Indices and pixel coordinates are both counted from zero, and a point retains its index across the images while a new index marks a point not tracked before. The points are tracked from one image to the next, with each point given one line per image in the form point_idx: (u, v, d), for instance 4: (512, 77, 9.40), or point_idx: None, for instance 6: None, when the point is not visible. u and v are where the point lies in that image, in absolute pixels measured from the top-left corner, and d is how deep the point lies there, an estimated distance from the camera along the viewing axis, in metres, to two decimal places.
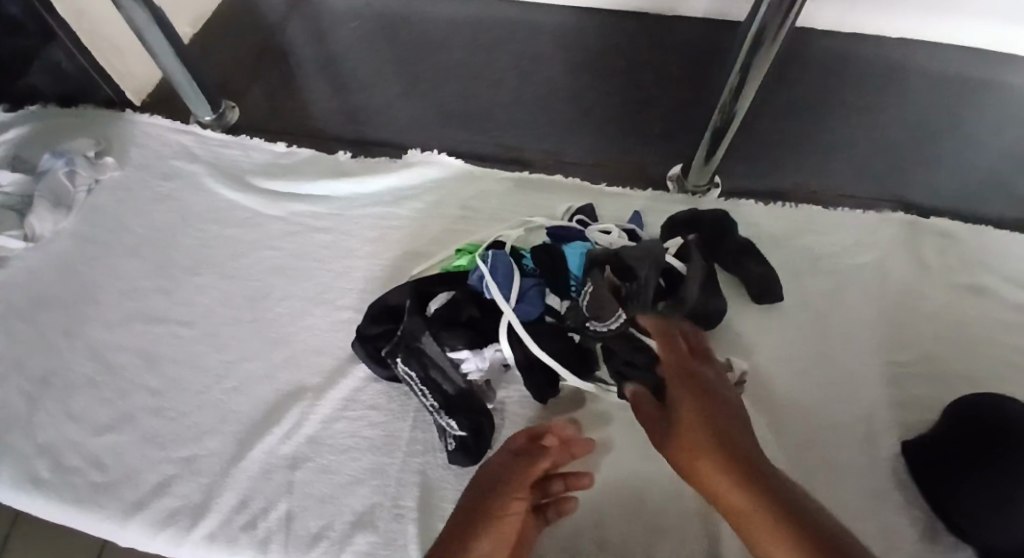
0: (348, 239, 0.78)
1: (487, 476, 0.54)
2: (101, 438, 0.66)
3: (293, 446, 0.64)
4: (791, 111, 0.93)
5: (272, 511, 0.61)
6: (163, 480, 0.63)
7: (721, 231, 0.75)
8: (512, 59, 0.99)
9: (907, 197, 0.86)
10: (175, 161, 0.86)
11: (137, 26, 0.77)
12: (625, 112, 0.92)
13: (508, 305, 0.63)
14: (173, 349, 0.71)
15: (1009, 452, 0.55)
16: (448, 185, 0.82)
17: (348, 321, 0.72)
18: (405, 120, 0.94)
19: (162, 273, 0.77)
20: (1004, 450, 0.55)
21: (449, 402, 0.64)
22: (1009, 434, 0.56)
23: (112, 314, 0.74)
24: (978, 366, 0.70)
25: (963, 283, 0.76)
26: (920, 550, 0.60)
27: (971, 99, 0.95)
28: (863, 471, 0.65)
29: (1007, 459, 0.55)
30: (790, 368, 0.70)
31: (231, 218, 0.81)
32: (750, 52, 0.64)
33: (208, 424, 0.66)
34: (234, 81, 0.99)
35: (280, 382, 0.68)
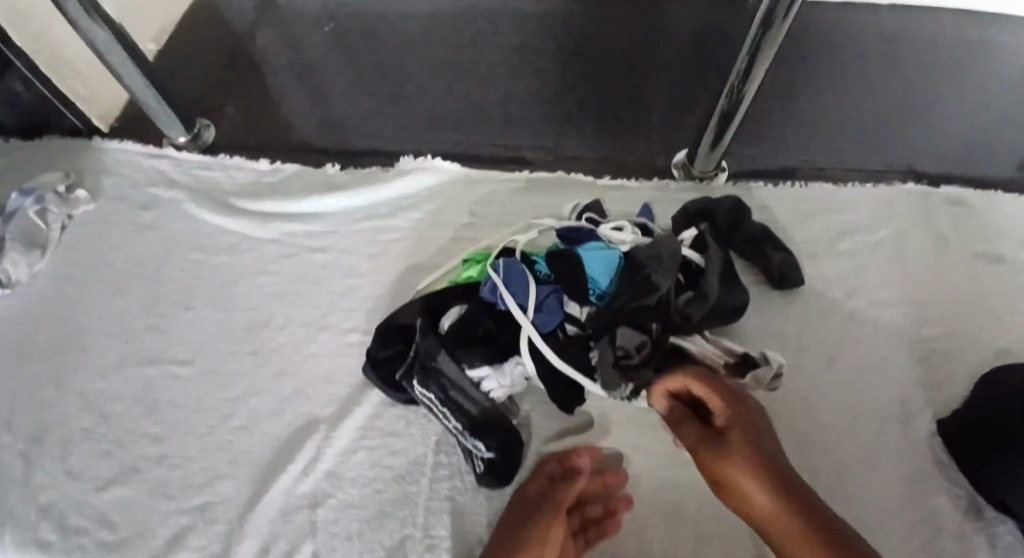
0: (347, 258, 0.74)
1: (525, 503, 0.57)
2: (105, 492, 0.62)
3: (312, 483, 0.61)
4: (789, 87, 0.91)
5: (298, 554, 0.57)
6: (177, 532, 0.59)
7: (736, 218, 0.72)
8: (498, 53, 0.95)
9: (915, 166, 0.84)
10: (151, 188, 0.81)
11: (99, 46, 0.72)
12: (621, 101, 0.89)
13: (526, 316, 0.60)
14: (173, 390, 0.67)
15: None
16: (447, 192, 0.78)
17: (357, 344, 0.68)
18: (392, 125, 0.89)
19: (152, 309, 0.72)
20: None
21: (473, 423, 0.60)
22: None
23: (103, 359, 0.69)
24: (1005, 336, 0.69)
25: (981, 251, 0.74)
26: (967, 529, 0.59)
27: (962, 65, 0.95)
28: (902, 453, 0.63)
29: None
30: (819, 354, 0.68)
31: (219, 244, 0.76)
32: (758, 35, 0.61)
33: (219, 468, 0.62)
34: (207, 97, 0.93)
35: (291, 415, 0.65)
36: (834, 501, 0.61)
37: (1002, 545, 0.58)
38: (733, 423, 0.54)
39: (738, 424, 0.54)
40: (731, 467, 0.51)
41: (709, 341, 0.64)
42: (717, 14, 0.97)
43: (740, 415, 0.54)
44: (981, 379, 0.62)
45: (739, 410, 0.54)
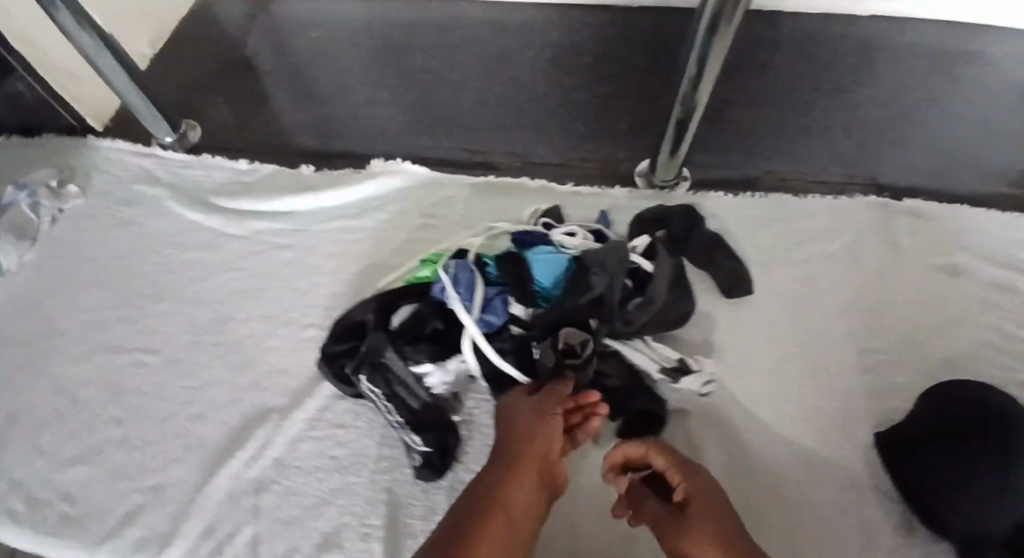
0: (312, 256, 0.77)
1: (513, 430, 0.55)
2: (69, 470, 0.66)
3: (259, 469, 0.64)
4: (760, 97, 0.92)
5: (239, 536, 0.60)
6: (131, 510, 0.63)
7: (690, 226, 0.73)
8: (477, 63, 0.98)
9: (879, 179, 0.84)
10: (137, 186, 0.85)
11: (87, 51, 0.76)
12: (590, 110, 0.92)
13: (470, 317, 0.62)
14: (139, 377, 0.71)
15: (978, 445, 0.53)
16: (413, 194, 0.81)
17: (313, 339, 0.71)
18: (369, 130, 0.93)
19: (127, 301, 0.76)
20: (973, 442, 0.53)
21: (414, 417, 0.62)
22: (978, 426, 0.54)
23: (78, 345, 0.74)
24: (957, 349, 0.68)
25: (939, 265, 0.74)
26: (902, 544, 0.58)
27: (942, 77, 0.94)
28: (842, 464, 0.63)
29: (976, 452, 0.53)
30: (762, 361, 0.69)
31: (193, 240, 0.80)
32: (704, 41, 0.62)
33: (175, 452, 0.66)
34: (198, 100, 0.98)
35: (245, 404, 0.68)
36: (769, 507, 0.60)
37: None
38: (690, 496, 0.52)
39: (697, 501, 0.51)
40: (686, 541, 0.49)
41: (651, 347, 0.66)
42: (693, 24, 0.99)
43: (697, 490, 0.52)
44: (925, 394, 0.61)
45: (695, 486, 0.52)
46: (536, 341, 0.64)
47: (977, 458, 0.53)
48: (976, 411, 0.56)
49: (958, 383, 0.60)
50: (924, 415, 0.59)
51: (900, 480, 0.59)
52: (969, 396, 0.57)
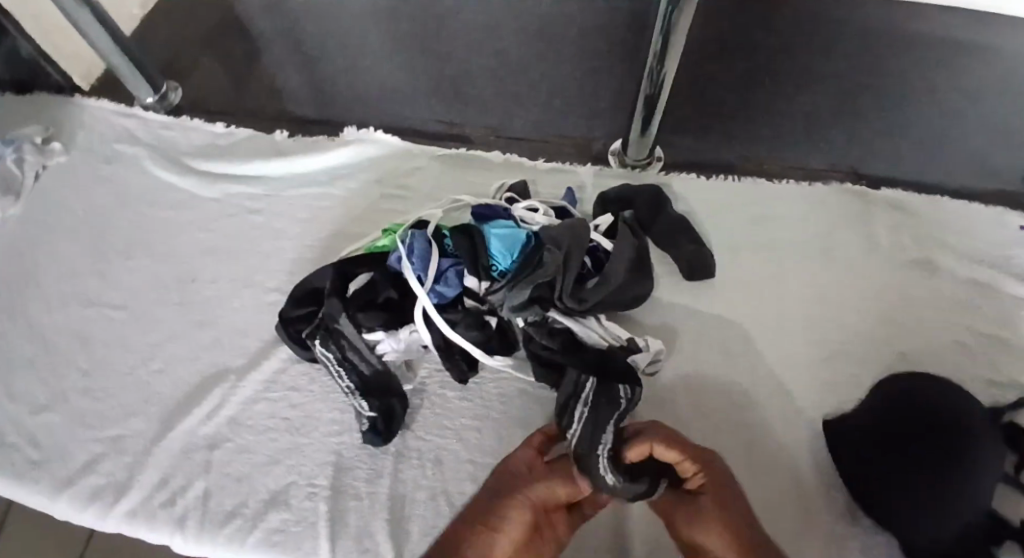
0: (280, 220, 0.78)
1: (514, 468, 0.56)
2: (35, 416, 0.68)
3: (213, 426, 0.66)
4: (746, 79, 0.90)
5: (190, 489, 0.62)
6: (91, 459, 0.65)
7: (654, 209, 0.73)
8: (461, 33, 0.98)
9: (859, 167, 0.82)
10: (117, 144, 0.87)
11: (66, 9, 0.77)
12: (570, 86, 0.91)
13: (422, 287, 0.63)
14: (106, 331, 0.73)
15: (929, 444, 0.52)
16: (383, 163, 0.81)
17: (274, 303, 0.73)
18: (348, 97, 0.93)
19: (100, 256, 0.78)
20: (926, 441, 0.52)
21: (364, 383, 0.64)
22: (933, 427, 0.52)
23: (51, 297, 0.76)
24: (918, 342, 0.67)
25: (910, 256, 0.72)
26: (838, 534, 0.58)
27: (940, 66, 0.92)
28: (786, 450, 0.62)
29: (926, 450, 0.51)
30: (717, 344, 0.68)
31: (167, 201, 0.81)
32: (668, 10, 0.60)
33: (135, 405, 0.68)
34: (183, 61, 0.99)
35: (204, 362, 0.70)
36: None
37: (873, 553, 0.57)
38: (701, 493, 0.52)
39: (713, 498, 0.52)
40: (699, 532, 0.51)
41: (603, 327, 0.65)
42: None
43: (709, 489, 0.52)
44: (885, 383, 0.59)
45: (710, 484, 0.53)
46: (588, 376, 0.59)
47: (935, 462, 0.51)
48: (947, 427, 0.52)
49: (932, 389, 0.55)
50: (890, 420, 0.55)
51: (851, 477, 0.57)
52: (931, 392, 0.55)
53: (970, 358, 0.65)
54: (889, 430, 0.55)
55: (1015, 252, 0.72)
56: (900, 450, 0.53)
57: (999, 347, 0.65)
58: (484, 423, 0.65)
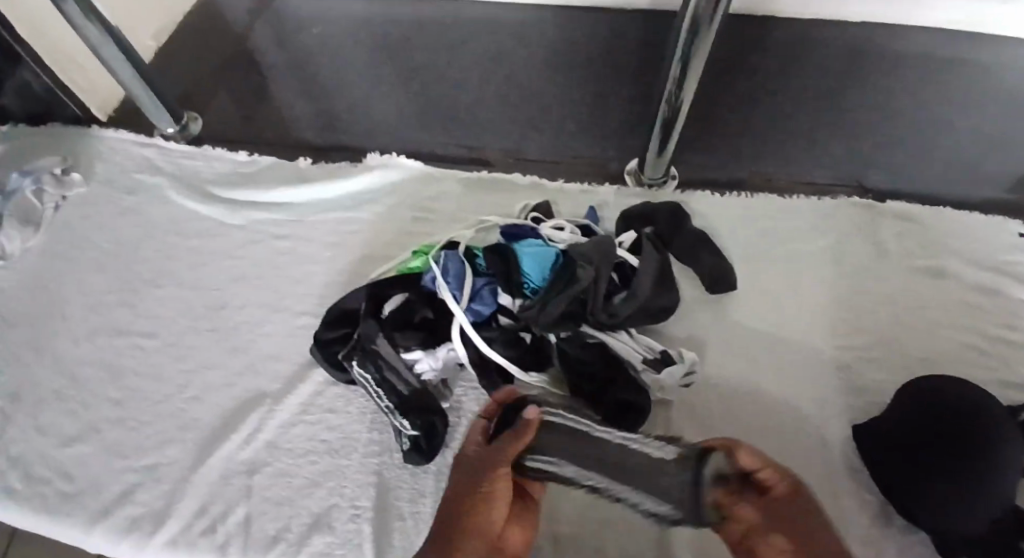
0: (307, 245, 0.79)
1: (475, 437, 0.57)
2: (67, 448, 0.68)
3: (251, 452, 0.65)
4: (750, 99, 0.94)
5: (231, 516, 0.62)
6: (127, 489, 0.64)
7: (675, 224, 0.74)
8: (473, 61, 1.01)
9: (864, 182, 0.86)
10: (138, 174, 0.88)
11: (93, 43, 0.79)
12: (583, 110, 0.94)
13: (459, 306, 0.64)
14: (137, 359, 0.73)
15: (939, 457, 0.53)
16: (407, 187, 0.83)
17: (306, 327, 0.73)
18: (367, 124, 0.95)
19: (127, 285, 0.79)
20: (935, 453, 0.53)
21: (403, 402, 0.64)
22: (947, 440, 0.53)
23: (78, 328, 0.76)
24: (936, 347, 0.69)
25: (921, 265, 0.75)
26: (875, 534, 0.59)
27: (932, 83, 0.97)
28: (817, 454, 0.64)
29: (936, 464, 0.53)
30: (744, 354, 0.70)
31: (192, 229, 0.82)
32: (688, 41, 0.63)
33: (169, 433, 0.67)
34: (200, 91, 1.01)
35: (239, 388, 0.70)
36: None
37: (908, 552, 0.58)
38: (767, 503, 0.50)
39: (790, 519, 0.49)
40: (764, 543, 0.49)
41: (634, 339, 0.67)
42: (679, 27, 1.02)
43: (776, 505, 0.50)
44: (907, 387, 0.60)
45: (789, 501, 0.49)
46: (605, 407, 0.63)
47: (945, 476, 0.53)
48: (960, 438, 0.53)
49: (948, 398, 0.55)
50: (900, 427, 0.57)
51: (874, 479, 0.61)
52: (947, 402, 0.55)
53: (985, 359, 0.68)
54: (904, 440, 0.57)
55: (1018, 257, 0.75)
56: (910, 457, 0.56)
57: (1012, 349, 0.68)
58: None
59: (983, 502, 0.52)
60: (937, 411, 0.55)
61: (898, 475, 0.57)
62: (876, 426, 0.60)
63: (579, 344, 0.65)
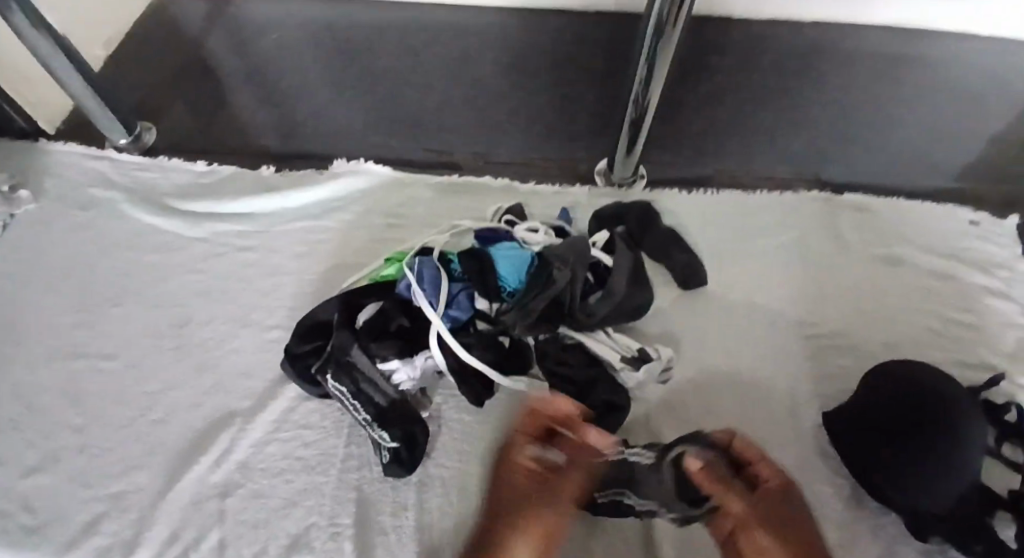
0: (275, 257, 0.77)
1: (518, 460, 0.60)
2: (23, 481, 0.64)
3: (223, 473, 0.63)
4: (712, 97, 0.96)
5: (204, 541, 0.59)
6: (91, 520, 0.61)
7: (644, 223, 0.76)
8: (437, 65, 1.01)
9: (824, 175, 0.89)
10: (91, 189, 0.84)
11: (42, 55, 0.75)
12: (551, 112, 0.94)
13: (435, 313, 0.63)
14: (97, 383, 0.70)
15: (911, 441, 0.54)
16: (375, 194, 0.82)
17: (277, 340, 0.71)
18: (331, 130, 0.94)
19: (83, 306, 0.75)
20: (907, 438, 0.54)
21: (381, 414, 0.62)
22: (918, 425, 0.54)
23: (31, 353, 0.72)
24: (900, 333, 0.72)
25: (881, 255, 0.78)
26: (853, 519, 0.60)
27: (884, 78, 1.00)
28: (794, 444, 0.65)
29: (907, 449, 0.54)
30: (719, 349, 0.71)
31: (151, 244, 0.79)
32: (653, 43, 0.64)
33: (135, 458, 0.65)
34: (154, 101, 0.97)
35: (208, 408, 0.67)
36: None
37: (885, 535, 0.60)
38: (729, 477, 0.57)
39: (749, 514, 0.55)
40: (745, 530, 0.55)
41: (611, 338, 0.67)
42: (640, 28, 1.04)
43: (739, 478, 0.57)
44: (875, 372, 0.60)
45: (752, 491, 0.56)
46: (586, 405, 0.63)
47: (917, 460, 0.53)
48: (930, 422, 0.53)
49: (918, 384, 0.56)
50: (865, 412, 0.58)
51: (845, 463, 0.62)
52: (917, 387, 0.56)
53: (946, 343, 0.70)
54: (874, 425, 0.57)
55: (971, 243, 0.78)
56: (874, 442, 0.57)
57: (971, 332, 0.71)
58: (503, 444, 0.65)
59: (945, 482, 0.53)
60: (899, 393, 0.56)
61: (869, 460, 0.57)
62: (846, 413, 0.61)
63: (558, 346, 0.65)
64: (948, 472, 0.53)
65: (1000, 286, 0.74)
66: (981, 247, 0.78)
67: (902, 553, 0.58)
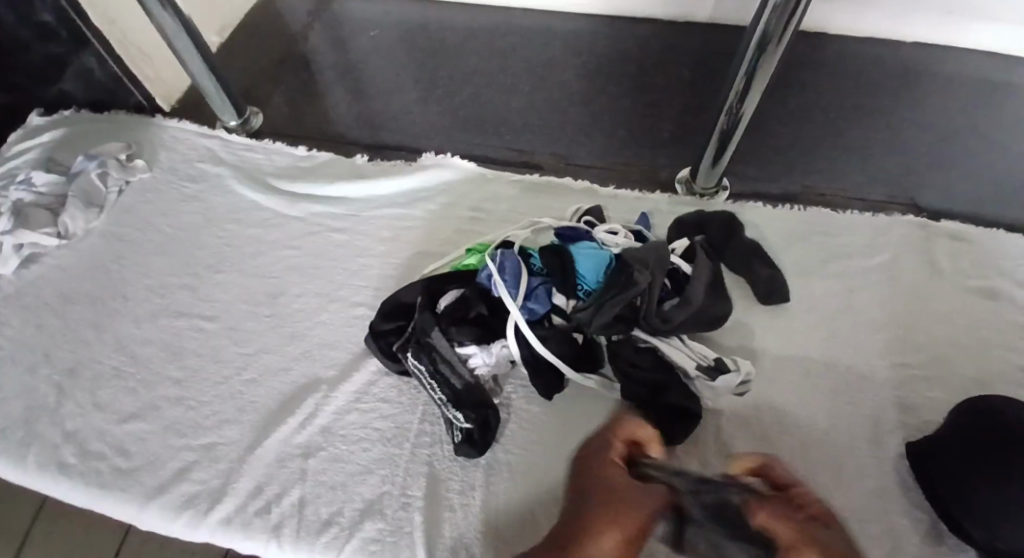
0: (364, 239, 0.81)
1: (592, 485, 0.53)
2: (126, 424, 0.69)
3: (306, 435, 0.67)
4: (801, 114, 0.95)
5: (285, 498, 0.63)
6: (184, 466, 0.66)
7: (726, 233, 0.75)
8: (525, 66, 1.04)
9: (918, 200, 0.87)
10: (201, 164, 0.91)
11: (168, 34, 0.82)
12: (635, 118, 0.96)
13: (515, 302, 0.64)
14: (196, 341, 0.75)
15: (993, 466, 0.52)
16: (460, 187, 0.85)
17: (362, 317, 0.75)
18: (421, 124, 0.98)
19: (188, 270, 0.81)
20: (990, 462, 0.53)
21: (457, 396, 0.64)
22: (1002, 451, 0.52)
23: (140, 308, 0.78)
24: (992, 369, 0.69)
25: (974, 286, 0.75)
26: (927, 550, 0.58)
27: (986, 104, 0.97)
28: (867, 469, 0.63)
29: (989, 474, 0.53)
30: (796, 366, 0.70)
31: (252, 218, 0.85)
32: (754, 56, 0.65)
33: (227, 413, 0.69)
34: (261, 87, 1.04)
35: (296, 374, 0.71)
36: None
37: None
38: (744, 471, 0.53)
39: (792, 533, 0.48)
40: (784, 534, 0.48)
41: (686, 345, 0.67)
42: (728, 41, 1.04)
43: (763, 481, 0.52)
44: (963, 402, 0.59)
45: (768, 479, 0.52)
46: (655, 409, 0.63)
47: (997, 487, 0.52)
48: (1011, 448, 0.52)
49: (1004, 414, 0.54)
50: (939, 443, 0.58)
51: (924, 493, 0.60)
52: (1000, 414, 0.55)
53: None
54: (953, 448, 0.56)
55: None
56: (952, 476, 0.55)
57: None
58: (571, 439, 0.66)
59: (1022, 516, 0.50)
60: (970, 424, 0.56)
61: (944, 486, 0.56)
62: (925, 440, 0.60)
63: (631, 347, 0.65)
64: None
65: None
66: None
67: None
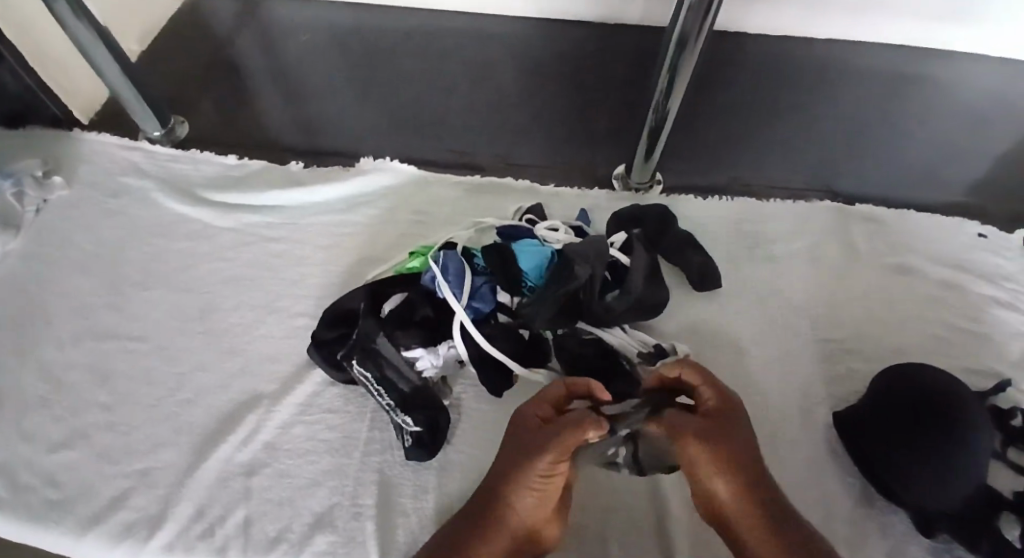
0: (302, 247, 0.79)
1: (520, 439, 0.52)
2: (53, 454, 0.65)
3: (249, 453, 0.65)
4: (727, 108, 0.99)
5: (229, 518, 0.61)
6: (119, 494, 0.63)
7: (663, 226, 0.77)
8: (461, 68, 1.04)
9: (836, 187, 0.92)
10: (123, 178, 0.87)
11: (83, 44, 0.78)
12: (571, 116, 0.98)
13: (459, 304, 0.64)
14: (126, 363, 0.72)
15: (916, 443, 0.55)
16: (401, 191, 0.84)
17: (304, 328, 0.73)
18: (358, 128, 0.96)
19: (114, 289, 0.77)
20: (912, 439, 0.56)
21: (405, 399, 0.64)
22: (923, 428, 0.55)
23: (63, 332, 0.74)
24: (909, 339, 0.74)
25: (890, 264, 0.80)
26: (858, 514, 0.62)
27: (893, 93, 1.04)
28: (801, 442, 0.66)
29: (913, 451, 0.55)
30: (734, 349, 0.73)
31: (182, 231, 0.81)
32: (676, 54, 0.67)
33: (164, 435, 0.66)
34: (186, 95, 1.00)
35: (236, 390, 0.69)
36: None
37: (891, 532, 0.61)
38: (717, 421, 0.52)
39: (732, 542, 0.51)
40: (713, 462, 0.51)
41: (628, 334, 0.69)
42: (657, 41, 1.07)
43: (741, 466, 0.50)
44: (883, 375, 0.62)
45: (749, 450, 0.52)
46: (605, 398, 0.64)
47: (923, 463, 0.55)
48: (934, 427, 0.55)
49: (927, 395, 0.56)
50: (878, 424, 0.59)
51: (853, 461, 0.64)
52: (922, 392, 0.57)
53: (951, 349, 0.72)
54: (879, 422, 0.59)
55: (975, 255, 0.81)
56: (885, 455, 0.58)
57: (976, 339, 0.73)
58: None
59: (941, 491, 0.55)
60: (910, 409, 0.57)
61: (873, 456, 0.60)
62: (853, 414, 0.63)
63: (578, 337, 0.67)
64: (946, 479, 0.55)
65: (1007, 298, 0.76)
66: (984, 259, 0.80)
67: (909, 551, 0.59)
